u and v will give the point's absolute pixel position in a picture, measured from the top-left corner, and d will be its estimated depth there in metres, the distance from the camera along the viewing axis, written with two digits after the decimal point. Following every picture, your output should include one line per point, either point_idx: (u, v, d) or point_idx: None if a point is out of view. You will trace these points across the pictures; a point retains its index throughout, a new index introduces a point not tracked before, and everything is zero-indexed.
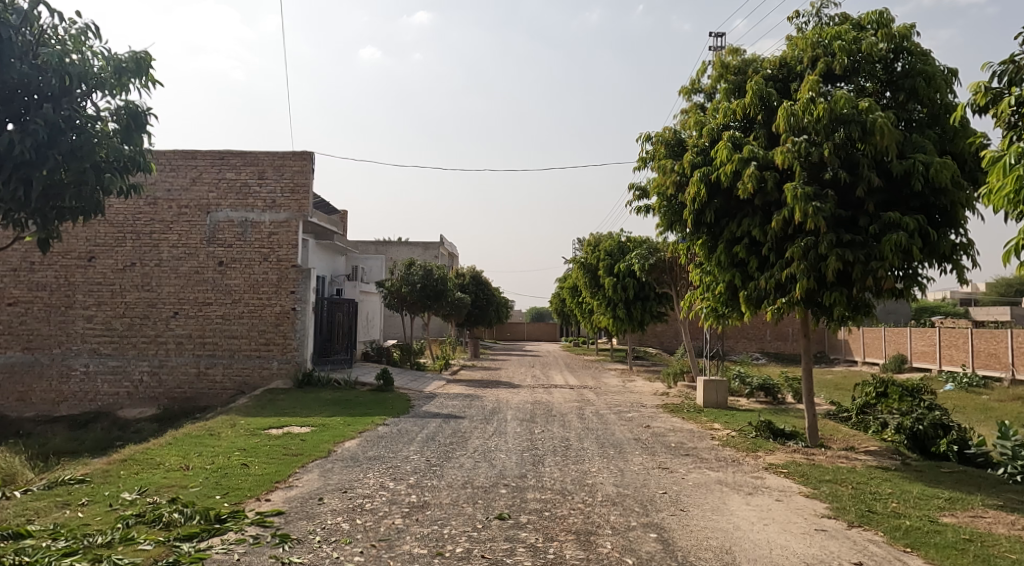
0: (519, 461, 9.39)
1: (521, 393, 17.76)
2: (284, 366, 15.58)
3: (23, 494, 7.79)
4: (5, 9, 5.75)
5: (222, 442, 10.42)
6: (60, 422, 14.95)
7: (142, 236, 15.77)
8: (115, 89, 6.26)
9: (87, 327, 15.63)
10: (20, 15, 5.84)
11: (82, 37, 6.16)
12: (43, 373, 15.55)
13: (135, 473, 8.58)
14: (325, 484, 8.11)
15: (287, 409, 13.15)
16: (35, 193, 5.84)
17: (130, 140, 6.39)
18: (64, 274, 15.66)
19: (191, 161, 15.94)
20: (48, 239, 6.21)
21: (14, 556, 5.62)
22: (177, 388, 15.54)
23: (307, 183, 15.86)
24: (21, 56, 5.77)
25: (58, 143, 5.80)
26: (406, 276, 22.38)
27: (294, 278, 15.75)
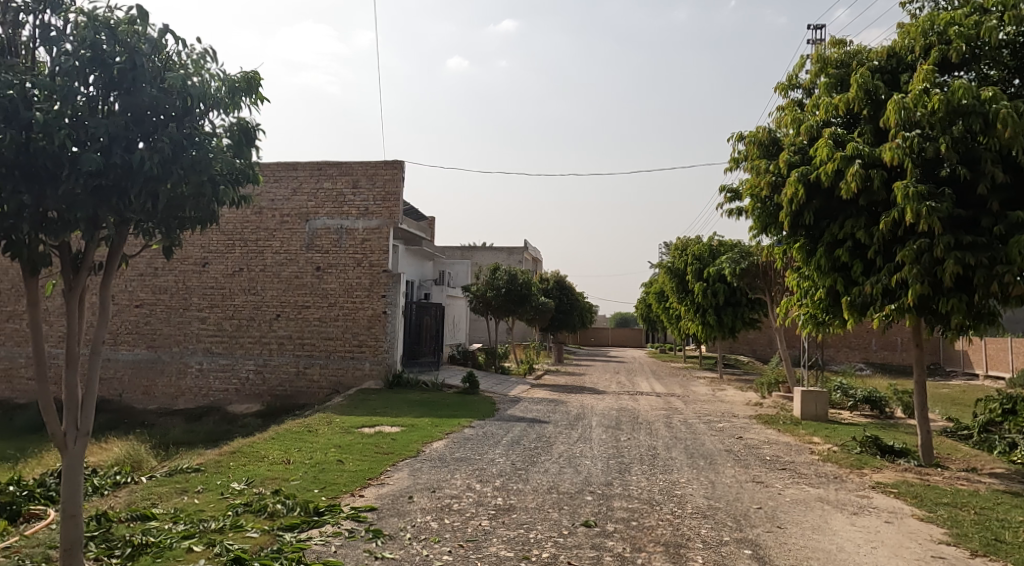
0: (605, 468, 9.21)
1: (607, 399, 17.53)
2: (375, 367, 15.99)
3: (148, 480, 8.38)
4: (135, 36, 4.89)
5: (320, 438, 10.79)
6: (178, 415, 16.01)
7: (249, 243, 16.65)
8: (228, 107, 5.43)
9: (201, 327, 16.61)
10: (150, 43, 4.95)
11: (202, 60, 5.28)
12: (164, 369, 16.67)
13: (243, 464, 9.02)
14: (415, 483, 8.23)
15: (378, 409, 13.48)
16: (160, 207, 5.02)
17: (241, 155, 5.57)
18: (182, 279, 16.76)
19: (293, 172, 16.63)
20: (170, 249, 5.56)
21: (143, 535, 6.11)
22: (279, 386, 16.24)
23: (398, 191, 16.22)
24: (150, 79, 4.90)
25: (181, 159, 4.97)
26: (492, 281, 22.57)
27: (385, 282, 16.14)
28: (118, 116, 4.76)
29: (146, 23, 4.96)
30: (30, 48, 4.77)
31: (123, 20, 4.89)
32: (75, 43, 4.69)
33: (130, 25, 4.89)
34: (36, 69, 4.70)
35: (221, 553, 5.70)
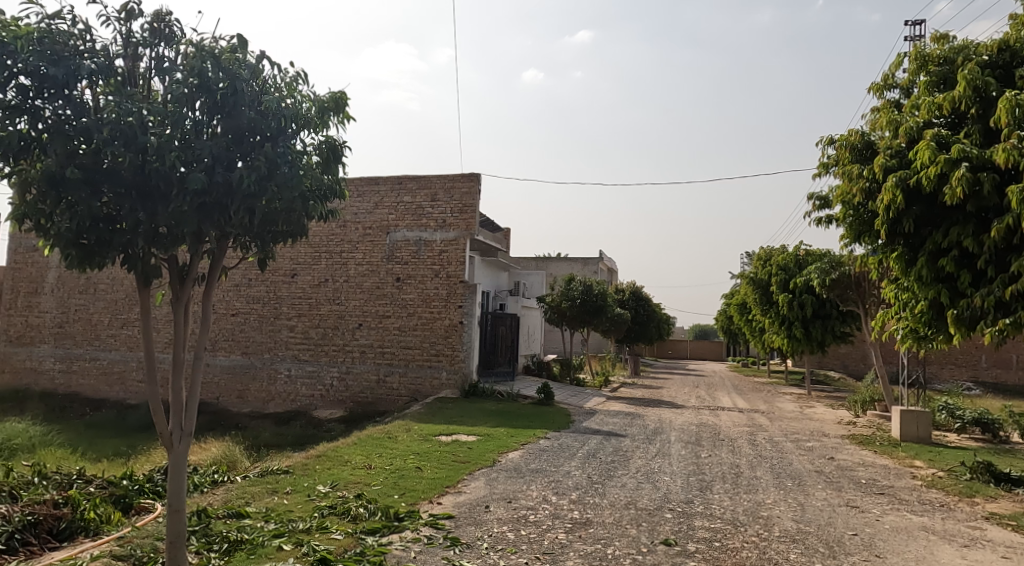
0: (686, 486, 8.86)
1: (687, 414, 17.01)
2: (452, 377, 16.08)
3: (242, 480, 8.69)
4: (237, 64, 5.05)
5: (399, 445, 10.92)
6: (268, 419, 16.63)
7: (334, 255, 17.17)
8: (318, 126, 5.54)
9: (290, 335, 17.22)
10: (249, 69, 5.11)
11: (295, 83, 5.43)
12: (256, 374, 17.36)
13: (328, 468, 9.22)
14: (492, 492, 8.16)
15: (455, 418, 13.54)
16: (257, 222, 5.19)
17: (329, 171, 5.67)
18: (272, 289, 17.45)
19: (374, 186, 17.04)
20: (264, 262, 5.72)
21: (237, 532, 6.32)
22: (361, 393, 16.59)
23: (475, 203, 16.33)
24: (248, 102, 5.06)
25: (276, 177, 5.10)
26: (567, 291, 22.40)
27: (462, 293, 16.23)
28: (221, 138, 4.96)
29: (247, 50, 5.10)
30: (146, 78, 5.00)
31: (226, 49, 5.04)
32: (184, 72, 4.91)
33: (232, 53, 5.03)
34: (151, 97, 4.93)
35: (308, 553, 5.81)
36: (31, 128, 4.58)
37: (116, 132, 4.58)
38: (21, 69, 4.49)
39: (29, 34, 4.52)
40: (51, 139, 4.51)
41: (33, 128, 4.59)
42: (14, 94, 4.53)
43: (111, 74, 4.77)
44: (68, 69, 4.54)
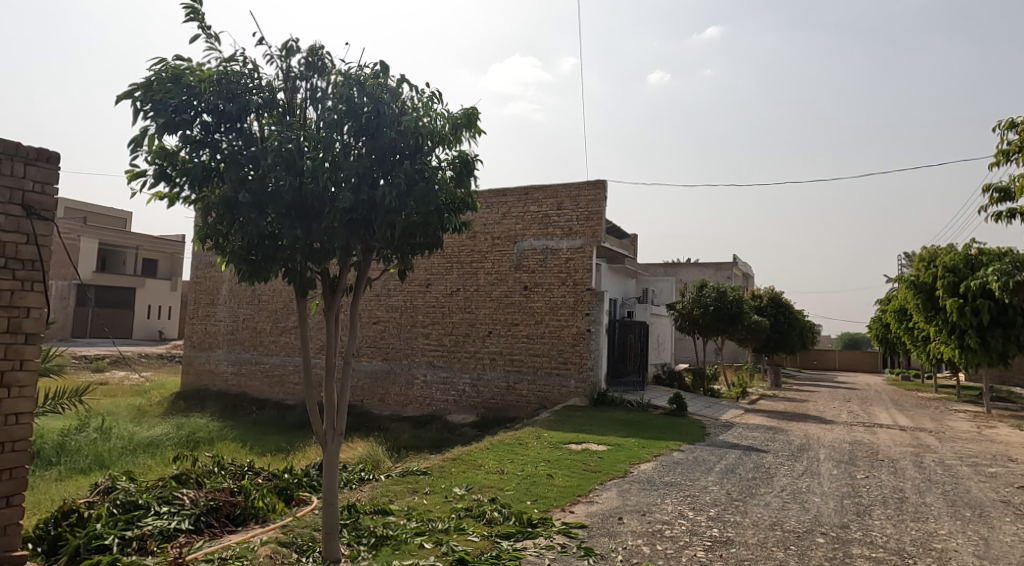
0: (839, 509, 8.21)
1: (837, 430, 15.82)
2: (581, 385, 15.99)
3: (385, 478, 9.14)
4: (380, 88, 5.29)
5: (531, 452, 11.01)
6: (407, 422, 17.41)
7: (465, 265, 17.66)
8: (452, 142, 5.70)
9: (425, 342, 17.90)
10: (390, 92, 5.34)
11: (430, 102, 5.61)
12: (396, 379, 18.19)
13: (463, 471, 9.48)
14: (624, 504, 8.00)
15: (585, 426, 13.43)
16: (397, 235, 5.43)
17: (462, 185, 5.80)
18: (409, 299, 18.26)
19: (502, 198, 17.35)
20: (404, 273, 5.94)
21: (383, 528, 6.64)
22: (491, 399, 16.89)
23: (601, 210, 16.12)
24: (390, 123, 5.31)
25: (415, 193, 5.30)
26: (699, 298, 21.61)
27: (589, 301, 16.08)
28: (365, 158, 5.23)
29: (388, 75, 5.36)
30: (302, 108, 5.38)
31: (370, 75, 5.32)
32: (334, 100, 5.23)
33: (375, 79, 5.30)
34: (307, 124, 5.30)
35: (447, 553, 5.99)
36: (211, 159, 5.06)
37: (278, 158, 4.94)
38: (203, 107, 5.00)
39: (210, 76, 5.01)
40: (227, 168, 4.96)
41: (212, 159, 5.07)
42: (198, 130, 5.04)
43: (274, 107, 5.18)
44: (240, 105, 5.00)
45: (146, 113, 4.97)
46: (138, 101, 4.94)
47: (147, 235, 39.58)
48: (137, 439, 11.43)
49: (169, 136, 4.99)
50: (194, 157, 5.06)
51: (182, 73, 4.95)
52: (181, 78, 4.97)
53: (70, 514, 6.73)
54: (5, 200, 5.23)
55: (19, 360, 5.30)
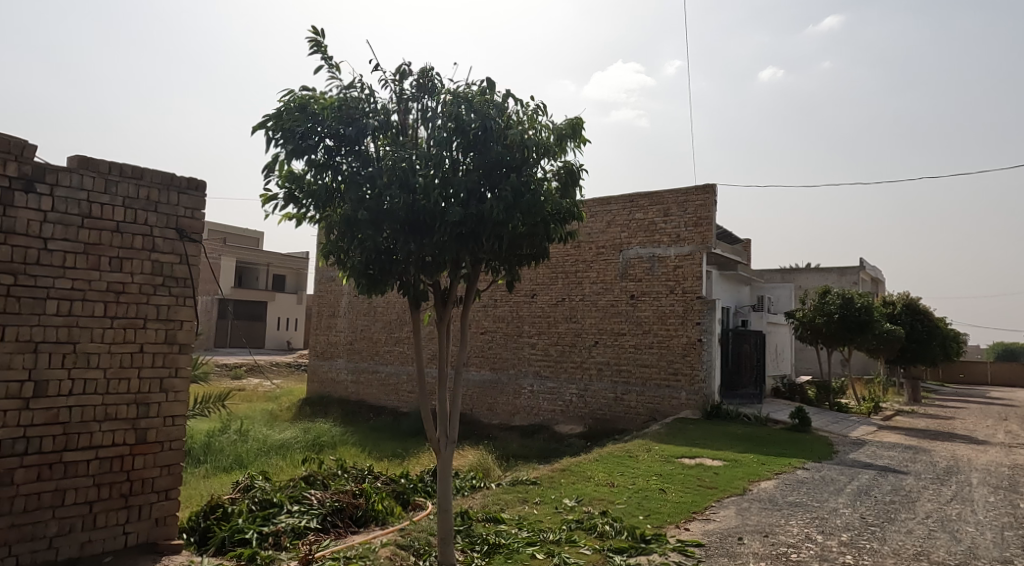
0: (998, 541, 7.55)
1: (989, 451, 14.47)
2: (693, 398, 15.60)
3: (496, 487, 9.37)
4: (486, 104, 5.47)
5: (641, 465, 10.90)
6: (515, 431, 17.70)
7: (570, 274, 17.75)
8: (557, 153, 5.80)
9: (532, 352, 18.11)
10: (497, 108, 5.51)
11: (535, 115, 5.73)
12: (504, 389, 18.51)
13: (572, 482, 9.55)
14: (744, 523, 7.78)
15: (699, 440, 13.13)
16: (505, 246, 5.61)
17: (567, 195, 5.89)
18: (515, 308, 18.58)
19: (607, 206, 17.33)
20: (512, 284, 6.09)
21: (496, 536, 6.84)
22: (599, 410, 16.83)
23: (710, 215, 15.70)
24: (497, 138, 5.49)
25: (522, 205, 5.44)
26: (821, 306, 20.56)
27: (700, 309, 15.66)
28: (473, 173, 5.43)
29: (495, 90, 5.52)
30: (414, 127, 5.68)
31: (477, 92, 5.51)
32: (444, 119, 5.47)
33: (482, 95, 5.48)
34: (418, 143, 5.59)
35: None
36: (333, 180, 5.48)
37: (393, 177, 5.24)
38: (325, 133, 5.42)
39: (332, 103, 5.42)
40: (347, 188, 5.34)
41: (334, 180, 5.48)
42: (322, 153, 5.46)
43: (388, 128, 5.52)
44: (358, 128, 5.37)
45: (277, 141, 5.45)
46: (270, 130, 5.43)
47: (277, 253, 42.57)
48: (270, 441, 12.36)
49: (297, 161, 5.45)
50: (318, 179, 5.51)
51: (308, 102, 5.40)
52: (307, 107, 5.41)
53: (216, 508, 7.40)
54: (163, 225, 5.89)
55: (174, 367, 5.93)
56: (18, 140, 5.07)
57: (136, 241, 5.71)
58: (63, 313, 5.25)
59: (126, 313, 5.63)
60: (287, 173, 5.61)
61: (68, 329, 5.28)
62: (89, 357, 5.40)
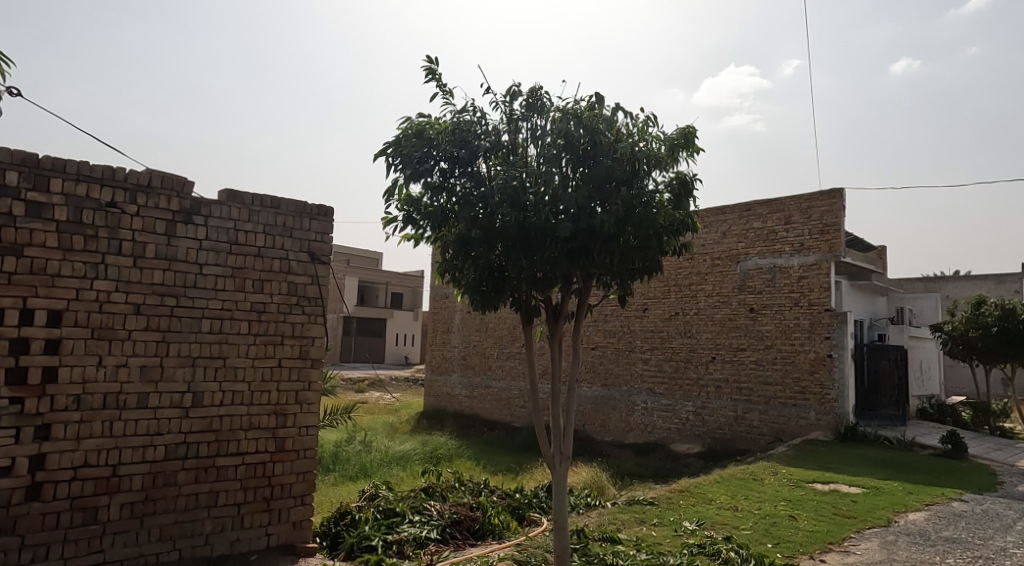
0: None
1: None
2: (823, 418, 14.70)
3: (613, 505, 9.34)
4: (595, 118, 5.49)
5: (768, 489, 10.45)
6: (629, 448, 17.50)
7: (683, 288, 17.29)
8: (669, 164, 5.71)
9: (645, 368, 17.81)
10: (606, 121, 5.50)
11: (646, 126, 5.68)
12: (617, 406, 18.33)
13: (692, 504, 9.29)
14: (890, 558, 7.27)
15: (832, 464, 12.38)
16: (617, 261, 5.59)
17: (679, 207, 5.80)
18: (627, 323, 18.37)
19: (722, 216, 16.78)
20: (624, 299, 6.05)
21: (613, 557, 6.81)
22: (718, 429, 16.25)
23: (837, 222, 14.79)
24: (607, 152, 5.49)
25: (633, 218, 5.40)
26: (975, 318, 18.80)
27: (828, 323, 14.75)
28: (583, 189, 5.45)
29: (603, 105, 5.51)
30: (524, 147, 5.80)
31: (586, 107, 5.53)
32: (553, 136, 5.53)
33: (591, 110, 5.49)
34: (528, 162, 5.70)
35: None
36: (448, 202, 5.72)
37: (504, 196, 5.35)
38: (440, 156, 5.66)
39: (446, 128, 5.67)
40: (461, 209, 5.55)
41: (449, 201, 5.72)
42: (438, 176, 5.71)
43: (499, 149, 5.69)
44: (471, 150, 5.58)
45: (396, 166, 5.77)
46: (390, 157, 5.76)
47: (395, 272, 44.52)
48: (392, 453, 12.91)
49: (414, 185, 5.75)
50: (435, 201, 5.78)
51: (424, 128, 5.71)
52: (423, 132, 5.71)
53: (345, 515, 7.87)
54: (297, 249, 6.38)
55: (307, 381, 6.37)
56: (179, 177, 5.68)
57: (275, 265, 6.22)
58: (215, 331, 5.81)
59: (266, 331, 6.13)
60: (405, 196, 5.93)
61: (219, 346, 5.83)
62: (236, 371, 5.94)
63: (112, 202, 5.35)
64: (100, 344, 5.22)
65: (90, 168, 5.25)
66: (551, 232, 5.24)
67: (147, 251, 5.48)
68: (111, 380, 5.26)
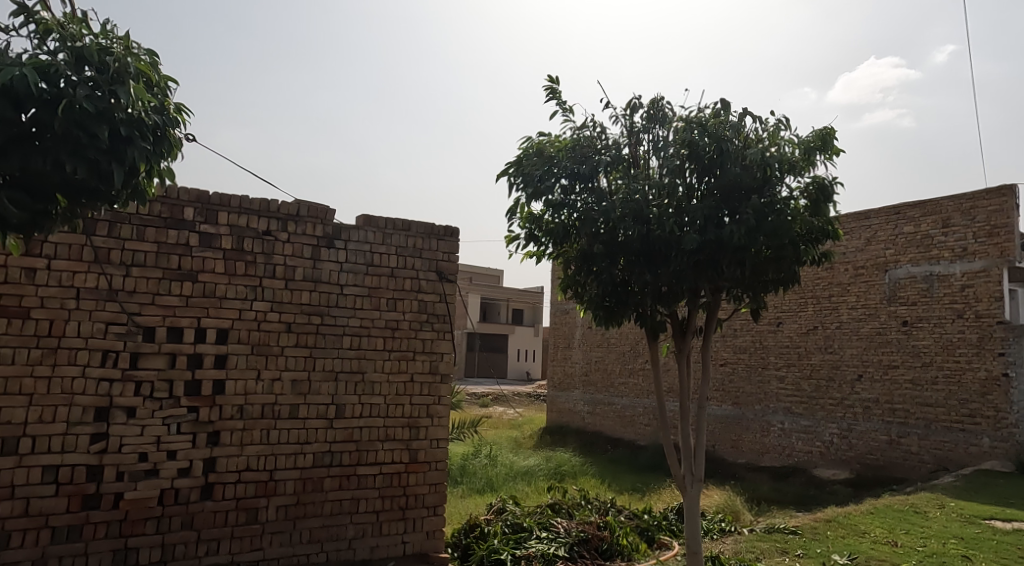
0: None
1: None
2: (998, 446, 12.40)
3: (749, 532, 9.01)
4: (721, 125, 5.36)
5: (931, 523, 9.55)
6: (766, 472, 15.91)
7: (822, 300, 15.43)
8: (804, 168, 5.45)
9: (781, 387, 16.19)
10: (733, 128, 5.35)
11: (778, 130, 5.47)
12: (749, 426, 16.82)
13: (842, 536, 8.72)
14: None
15: (1012, 496, 10.78)
16: (748, 273, 5.39)
17: (818, 214, 5.50)
18: (759, 338, 16.80)
19: (865, 221, 14.79)
20: (757, 312, 5.83)
21: None
22: (869, 454, 14.27)
23: (1009, 222, 12.50)
24: (735, 159, 5.32)
25: (766, 227, 5.20)
26: None
27: (1001, 337, 12.50)
28: (709, 198, 5.34)
29: (730, 111, 5.38)
30: (646, 159, 5.78)
31: (711, 115, 5.43)
32: (677, 145, 5.46)
33: (717, 117, 5.39)
34: (650, 174, 5.68)
35: None
36: (569, 217, 5.80)
37: (627, 210, 5.35)
38: (561, 173, 5.76)
39: (566, 145, 5.80)
40: (582, 224, 5.61)
41: (570, 217, 5.81)
42: (559, 193, 5.80)
43: (620, 163, 5.70)
44: (591, 166, 5.63)
45: (518, 186, 5.95)
46: (513, 176, 5.95)
47: (515, 289, 44.98)
48: (517, 467, 13.14)
49: (536, 203, 5.89)
50: (556, 218, 5.88)
51: (544, 147, 5.88)
52: (544, 151, 5.87)
53: (475, 527, 8.12)
54: (427, 268, 6.69)
55: (437, 396, 6.63)
56: (322, 206, 6.15)
57: (407, 284, 6.57)
58: (355, 347, 6.22)
59: (400, 346, 6.47)
60: (527, 215, 6.09)
61: (358, 361, 6.24)
62: (374, 385, 6.31)
63: (267, 230, 5.90)
64: (259, 359, 5.75)
65: (250, 202, 5.84)
66: (677, 245, 5.17)
67: (296, 274, 5.98)
68: (267, 392, 5.77)
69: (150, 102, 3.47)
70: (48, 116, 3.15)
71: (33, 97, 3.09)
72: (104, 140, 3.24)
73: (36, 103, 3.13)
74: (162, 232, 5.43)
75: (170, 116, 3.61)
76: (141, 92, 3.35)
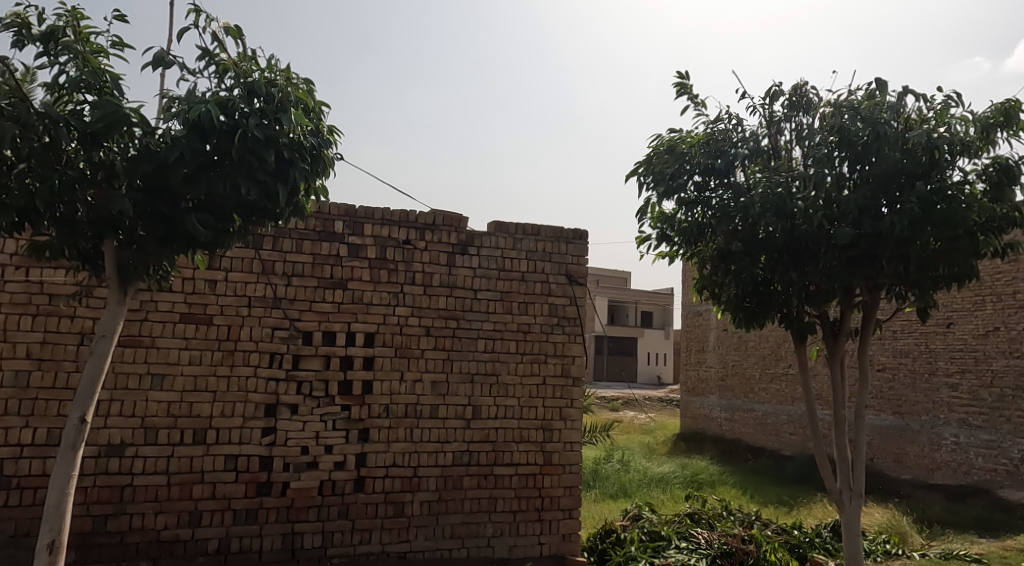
0: None
1: None
2: None
3: (922, 557, 8.25)
4: (877, 107, 4.93)
5: None
6: (938, 491, 14.28)
7: (1004, 297, 13.46)
8: (980, 149, 4.93)
9: (953, 396, 14.36)
10: (892, 109, 4.88)
11: (947, 108, 4.99)
12: (916, 438, 15.17)
13: None
14: None
15: None
16: (913, 268, 4.93)
17: (1001, 198, 4.91)
18: (925, 341, 15.05)
19: None
20: (925, 311, 5.31)
21: None
22: None
23: None
24: (895, 143, 4.88)
25: (934, 217, 4.72)
26: None
27: None
28: (864, 189, 4.97)
29: (887, 91, 4.98)
30: (788, 149, 5.48)
31: (865, 97, 5.02)
32: (826, 133, 5.11)
33: (871, 99, 4.97)
34: (793, 166, 5.37)
35: None
36: (703, 214, 5.62)
37: (768, 204, 5.04)
38: (694, 169, 5.61)
39: (699, 140, 5.62)
40: (719, 222, 5.42)
41: (705, 214, 5.62)
42: (693, 190, 5.65)
43: (759, 155, 5.43)
44: (727, 160, 5.42)
45: (648, 185, 5.87)
46: (642, 176, 5.87)
47: (644, 291, 44.08)
48: (651, 474, 12.84)
49: (668, 202, 5.76)
50: (690, 216, 5.72)
51: (676, 143, 5.72)
52: (675, 148, 5.71)
53: (611, 533, 8.07)
54: (557, 272, 6.72)
55: (570, 399, 6.63)
56: (455, 214, 6.37)
57: (537, 287, 6.63)
58: (489, 350, 6.37)
59: (532, 349, 6.54)
60: (658, 214, 5.99)
61: (492, 363, 6.37)
62: (508, 387, 6.42)
63: (407, 240, 6.18)
64: (402, 361, 6.04)
65: (390, 213, 6.15)
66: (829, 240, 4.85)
67: (434, 280, 6.22)
68: (410, 392, 6.05)
69: (308, 127, 3.77)
70: (228, 145, 3.51)
71: (216, 128, 3.45)
72: (272, 163, 3.56)
73: (217, 134, 3.49)
74: (317, 244, 5.85)
75: (324, 137, 3.90)
76: (300, 118, 3.63)
